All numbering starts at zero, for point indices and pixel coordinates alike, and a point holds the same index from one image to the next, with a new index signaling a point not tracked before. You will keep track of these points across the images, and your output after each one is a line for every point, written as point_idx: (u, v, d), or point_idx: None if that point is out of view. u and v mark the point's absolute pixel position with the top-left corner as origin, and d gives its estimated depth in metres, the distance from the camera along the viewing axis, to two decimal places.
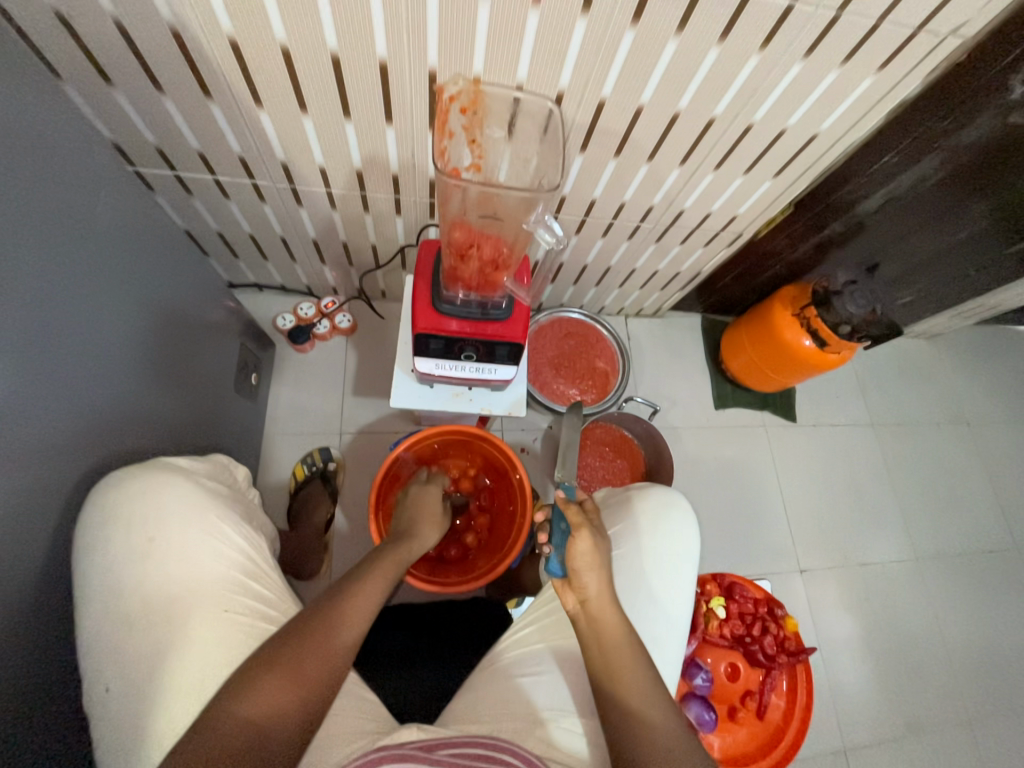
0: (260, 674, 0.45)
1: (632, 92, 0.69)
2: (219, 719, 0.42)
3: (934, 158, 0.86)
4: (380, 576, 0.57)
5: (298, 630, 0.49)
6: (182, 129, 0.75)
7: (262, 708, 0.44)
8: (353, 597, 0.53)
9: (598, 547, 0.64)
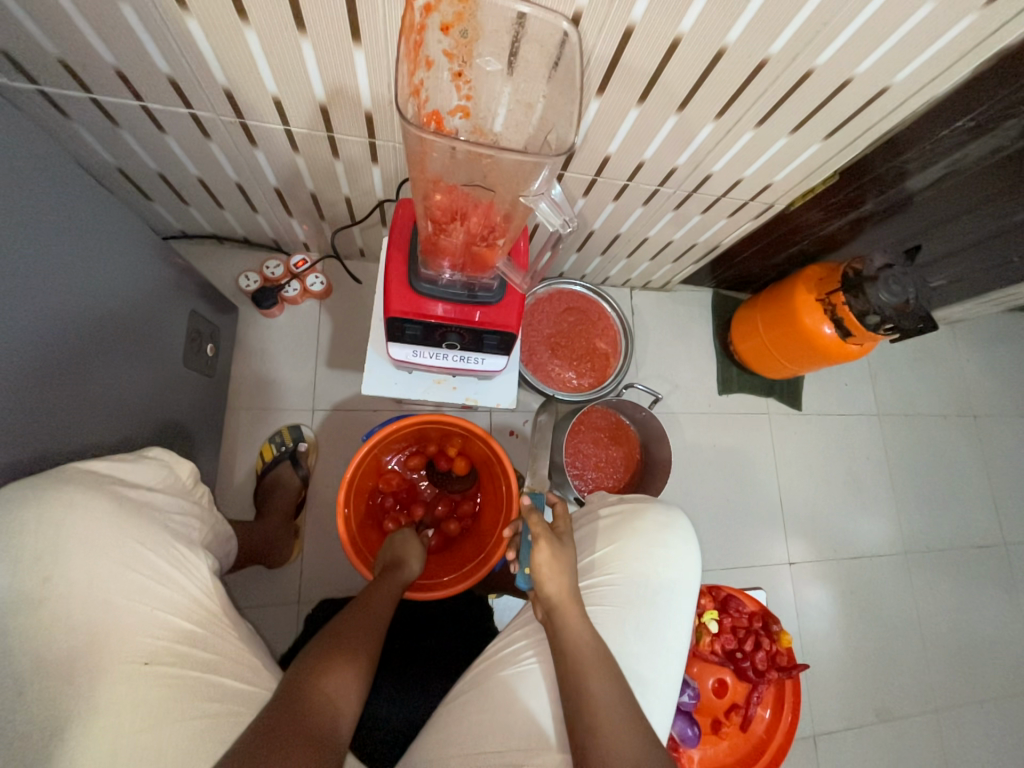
0: (329, 655, 0.49)
1: (670, 17, 0.53)
2: (303, 691, 0.46)
3: (1014, 126, 0.72)
4: (389, 587, 0.62)
5: (341, 625, 0.53)
6: (91, 38, 0.59)
7: (337, 685, 0.47)
8: (376, 603, 0.58)
9: (558, 555, 0.57)
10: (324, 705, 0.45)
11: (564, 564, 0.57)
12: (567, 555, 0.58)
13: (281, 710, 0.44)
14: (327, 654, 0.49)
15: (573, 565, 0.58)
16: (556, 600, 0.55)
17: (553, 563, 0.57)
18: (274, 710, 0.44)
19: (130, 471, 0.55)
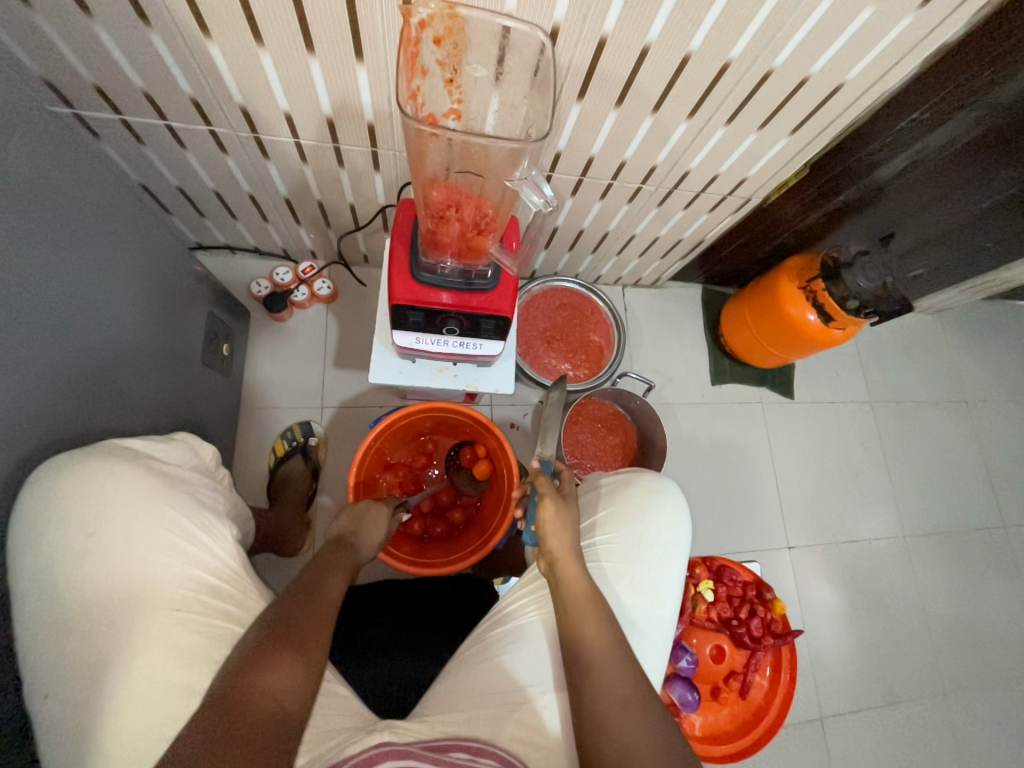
0: (269, 648, 0.46)
1: (638, 28, 0.60)
2: (241, 690, 0.43)
3: (967, 117, 0.78)
4: (341, 564, 0.58)
5: (284, 612, 0.50)
6: (123, 65, 0.66)
7: (280, 679, 0.45)
8: (323, 585, 0.54)
9: (562, 514, 0.62)
10: (269, 700, 0.43)
11: (566, 520, 0.62)
12: (570, 512, 0.63)
13: (217, 714, 0.42)
14: (266, 647, 0.46)
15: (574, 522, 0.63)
16: (557, 552, 0.60)
17: (557, 521, 0.61)
18: (211, 711, 0.42)
19: (161, 451, 0.60)
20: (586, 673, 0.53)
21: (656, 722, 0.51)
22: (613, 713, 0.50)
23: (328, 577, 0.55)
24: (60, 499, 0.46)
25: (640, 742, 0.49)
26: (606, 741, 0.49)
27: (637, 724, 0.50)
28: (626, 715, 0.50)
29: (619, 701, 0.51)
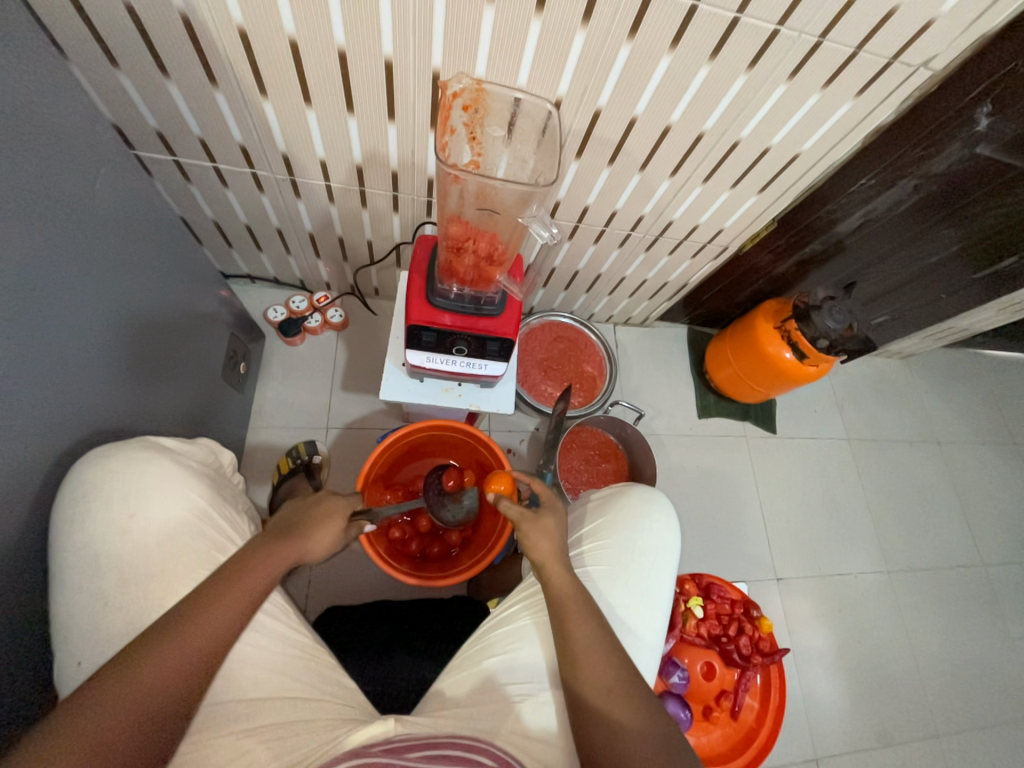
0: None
1: (628, 104, 0.72)
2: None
3: (907, 184, 0.91)
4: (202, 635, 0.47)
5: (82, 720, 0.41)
6: (185, 115, 0.76)
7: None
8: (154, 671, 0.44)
9: (541, 521, 0.64)
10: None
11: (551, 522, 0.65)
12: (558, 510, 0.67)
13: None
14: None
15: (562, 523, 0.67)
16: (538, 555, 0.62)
17: (537, 530, 0.63)
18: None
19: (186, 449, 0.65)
20: (578, 671, 0.55)
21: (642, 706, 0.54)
22: (603, 701, 0.54)
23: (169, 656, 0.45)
24: (106, 480, 0.53)
25: (629, 726, 0.53)
26: (598, 724, 0.53)
27: (626, 710, 0.53)
28: (614, 702, 0.54)
29: (604, 690, 0.54)
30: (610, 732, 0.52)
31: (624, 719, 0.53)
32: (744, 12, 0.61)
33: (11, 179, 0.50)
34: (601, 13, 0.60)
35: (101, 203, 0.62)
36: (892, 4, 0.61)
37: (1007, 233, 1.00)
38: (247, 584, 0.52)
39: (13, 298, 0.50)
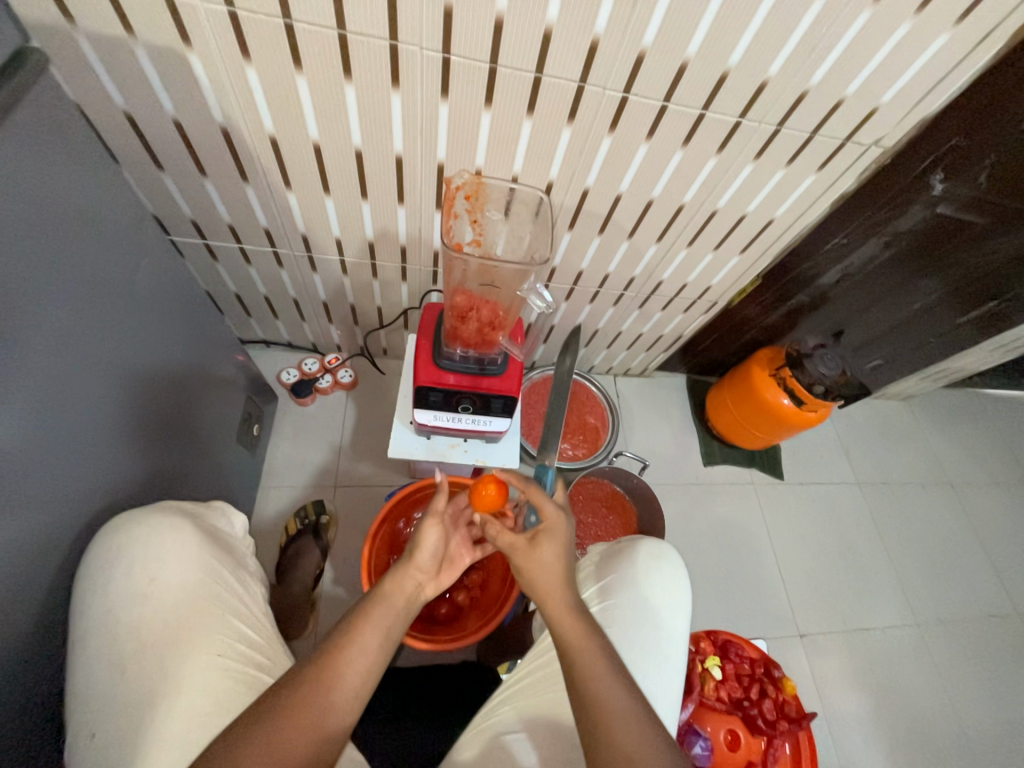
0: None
1: (613, 182, 0.80)
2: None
3: (879, 240, 0.98)
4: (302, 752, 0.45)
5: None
6: (217, 206, 0.84)
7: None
8: (286, 736, 0.45)
9: (538, 551, 0.60)
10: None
11: (554, 552, 0.60)
12: (559, 532, 0.62)
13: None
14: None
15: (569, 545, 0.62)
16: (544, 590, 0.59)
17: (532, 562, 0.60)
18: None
19: (202, 515, 0.67)
20: (595, 726, 0.51)
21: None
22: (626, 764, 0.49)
23: (299, 721, 0.46)
24: (129, 551, 0.55)
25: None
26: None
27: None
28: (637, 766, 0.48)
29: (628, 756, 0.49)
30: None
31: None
32: (709, 108, 0.70)
33: (76, 272, 0.56)
34: (584, 113, 0.69)
35: (142, 288, 0.69)
36: (839, 98, 0.69)
37: (981, 281, 1.05)
38: (359, 640, 0.52)
39: (65, 375, 0.55)
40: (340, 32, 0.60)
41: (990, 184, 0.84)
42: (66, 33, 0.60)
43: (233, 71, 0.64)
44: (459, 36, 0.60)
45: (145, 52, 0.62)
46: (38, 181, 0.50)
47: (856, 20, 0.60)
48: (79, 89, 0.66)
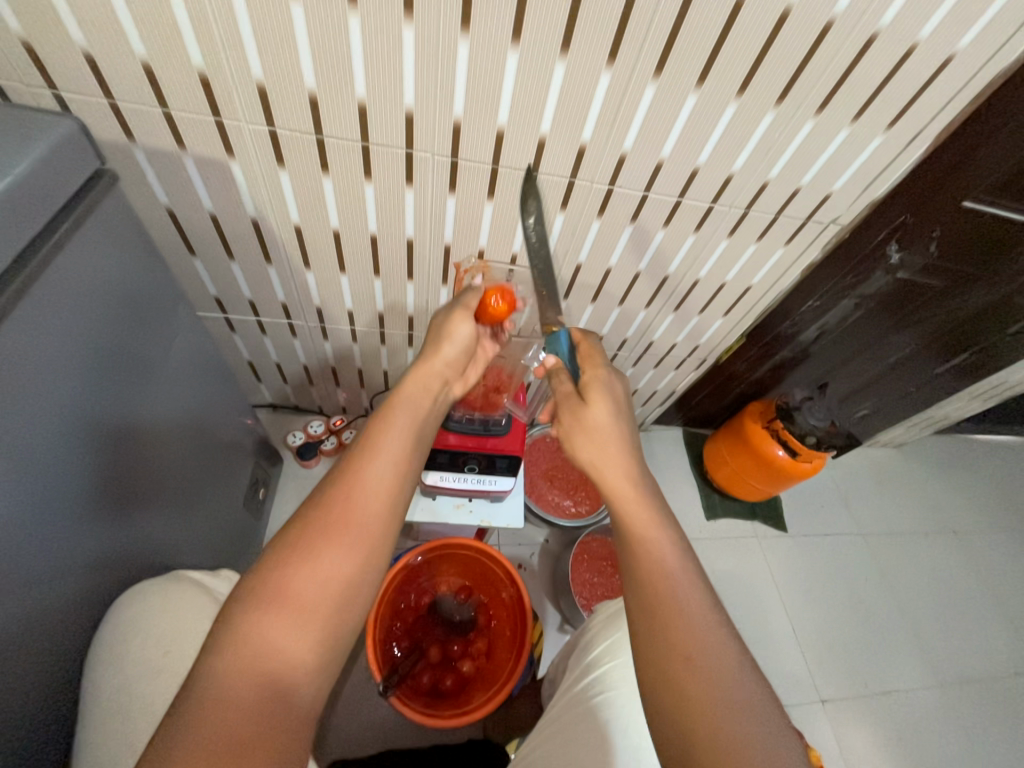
0: (249, 634, 0.43)
1: (603, 257, 0.89)
2: (215, 693, 0.39)
3: (849, 302, 1.06)
4: (272, 664, 0.42)
5: (266, 590, 0.45)
6: (240, 284, 0.92)
7: (272, 668, 0.42)
8: (324, 548, 0.48)
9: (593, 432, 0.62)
10: (255, 710, 0.40)
11: (598, 411, 0.62)
12: (604, 401, 0.63)
13: (180, 718, 0.38)
14: (241, 646, 0.42)
15: (615, 409, 0.64)
16: (586, 444, 0.62)
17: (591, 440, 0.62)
18: (189, 691, 0.40)
19: (213, 583, 0.69)
20: (647, 589, 0.52)
21: (725, 668, 0.47)
22: (681, 643, 0.48)
23: (337, 538, 0.49)
24: (145, 617, 0.57)
25: (711, 677, 0.46)
26: (669, 658, 0.48)
27: (710, 673, 0.47)
28: (689, 645, 0.48)
29: (683, 655, 0.48)
30: (686, 681, 0.47)
31: (703, 683, 0.46)
32: (684, 195, 0.79)
33: (124, 352, 0.62)
34: (575, 202, 0.79)
35: (174, 364, 0.73)
36: (796, 186, 0.79)
37: (949, 335, 1.13)
38: (383, 469, 0.55)
39: (108, 447, 0.59)
40: (363, 143, 0.69)
41: (939, 253, 0.93)
42: (126, 148, 0.69)
43: (268, 174, 0.73)
44: (465, 145, 0.70)
45: (192, 161, 0.71)
46: (96, 278, 0.56)
47: (802, 129, 0.71)
48: (130, 191, 0.74)
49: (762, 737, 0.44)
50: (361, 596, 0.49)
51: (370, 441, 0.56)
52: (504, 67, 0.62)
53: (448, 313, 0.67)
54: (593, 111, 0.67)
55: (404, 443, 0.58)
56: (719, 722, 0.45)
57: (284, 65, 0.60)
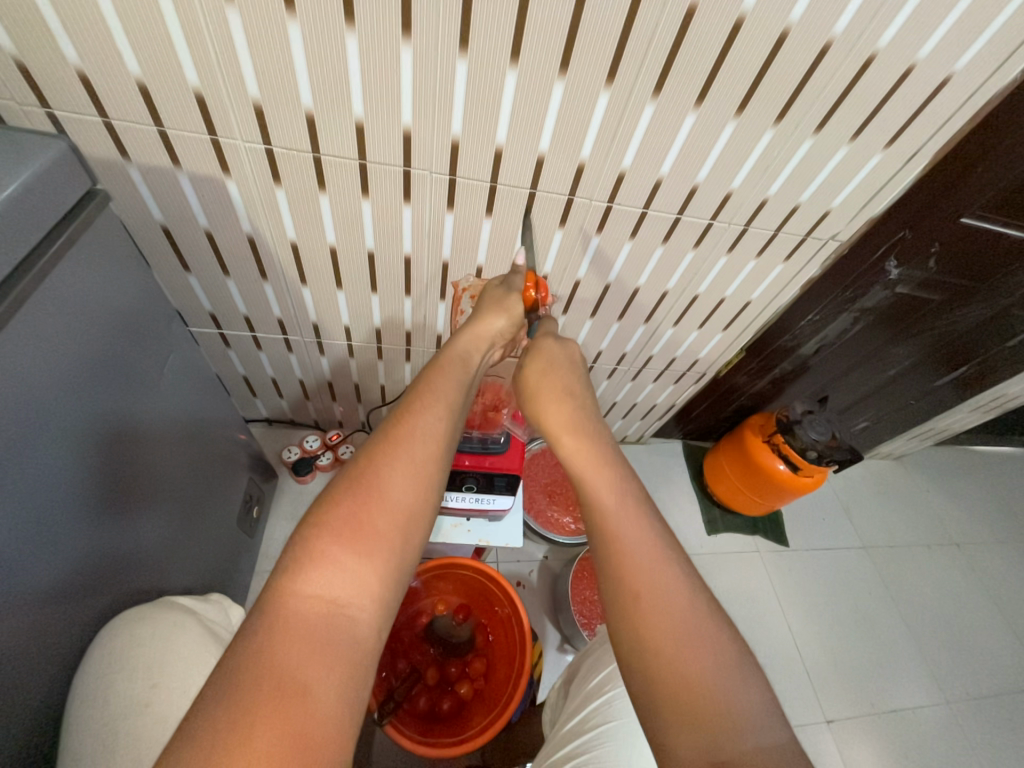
0: (322, 555, 0.39)
1: (602, 272, 0.89)
2: (287, 618, 0.36)
3: (848, 316, 1.05)
4: (313, 649, 0.35)
5: (335, 510, 0.42)
6: (236, 301, 0.90)
7: (342, 593, 0.38)
8: (392, 475, 0.45)
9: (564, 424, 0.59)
10: (327, 636, 0.36)
11: (540, 362, 0.62)
12: (547, 349, 0.63)
13: (250, 644, 0.35)
14: (279, 625, 0.36)
15: (563, 358, 0.63)
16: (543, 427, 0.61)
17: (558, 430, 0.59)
18: (257, 617, 0.36)
19: (204, 609, 0.68)
20: (596, 529, 0.51)
21: (673, 591, 0.46)
22: (633, 573, 0.47)
23: (403, 465, 0.46)
24: (131, 648, 0.55)
25: (659, 613, 0.45)
26: (617, 594, 0.47)
27: (658, 602, 0.45)
28: (637, 577, 0.47)
29: (632, 592, 0.46)
30: (639, 621, 0.45)
31: (653, 617, 0.45)
32: (683, 212, 0.79)
33: (118, 372, 0.61)
34: (574, 218, 0.78)
35: (166, 383, 0.72)
36: (795, 202, 0.79)
37: (949, 347, 1.13)
38: (444, 408, 0.52)
39: (101, 468, 0.58)
40: (361, 161, 0.69)
41: (938, 268, 0.93)
42: (120, 165, 0.68)
43: (264, 191, 0.72)
44: (464, 162, 0.69)
45: (187, 178, 0.70)
46: (90, 297, 0.55)
47: (800, 147, 0.71)
48: (124, 208, 0.74)
49: (717, 671, 0.43)
50: (425, 529, 0.45)
51: (428, 384, 0.54)
52: (503, 86, 0.61)
53: (506, 292, 0.68)
54: (592, 130, 0.67)
55: (460, 389, 0.56)
56: (675, 654, 0.43)
57: (280, 85, 0.60)
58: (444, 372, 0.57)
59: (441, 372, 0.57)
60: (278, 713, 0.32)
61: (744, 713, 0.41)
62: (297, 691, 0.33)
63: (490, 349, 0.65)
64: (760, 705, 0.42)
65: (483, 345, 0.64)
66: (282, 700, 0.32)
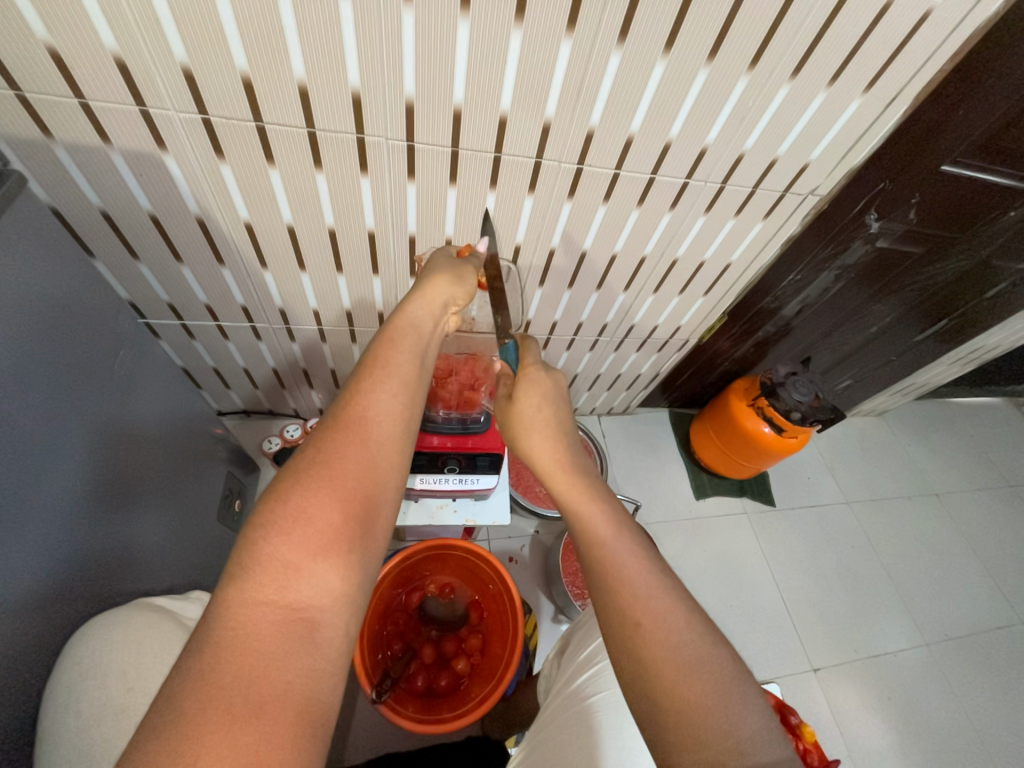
0: (269, 558, 0.37)
1: (577, 239, 0.85)
2: (235, 631, 0.34)
3: (830, 274, 1.04)
4: (267, 663, 0.33)
5: (283, 508, 0.39)
6: (194, 288, 0.85)
7: (298, 597, 0.37)
8: (344, 463, 0.43)
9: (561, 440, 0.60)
10: (285, 642, 0.35)
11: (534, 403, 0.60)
12: (537, 382, 0.61)
13: (195, 664, 0.32)
14: (225, 640, 0.34)
15: (554, 401, 0.61)
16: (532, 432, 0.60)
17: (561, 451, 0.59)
18: (202, 637, 0.34)
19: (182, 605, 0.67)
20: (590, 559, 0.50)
21: (676, 636, 0.44)
22: (629, 601, 0.46)
23: (357, 455, 0.44)
24: (98, 656, 0.53)
25: (659, 635, 0.44)
26: (615, 622, 0.46)
27: (659, 627, 0.44)
28: (636, 604, 0.45)
29: (632, 620, 0.45)
30: (638, 647, 0.44)
31: (653, 642, 0.43)
32: (657, 171, 0.75)
33: (66, 368, 0.57)
34: (544, 182, 0.74)
35: (124, 378, 0.68)
36: (772, 157, 0.76)
37: (928, 300, 1.12)
38: (398, 383, 0.51)
39: (58, 470, 0.54)
40: (310, 130, 0.64)
41: (919, 219, 0.91)
42: (43, 144, 0.62)
43: (207, 166, 0.67)
44: (422, 126, 0.65)
45: (120, 155, 0.65)
46: (26, 295, 0.52)
47: (776, 95, 0.67)
48: (57, 193, 0.68)
49: (717, 692, 0.41)
50: (383, 519, 0.44)
51: (380, 364, 0.52)
52: (455, 38, 0.56)
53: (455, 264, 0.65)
54: (556, 85, 0.62)
55: (414, 361, 0.54)
56: (685, 689, 0.41)
57: (210, 46, 0.54)
58: (394, 343, 0.54)
59: (392, 345, 0.54)
60: (227, 734, 0.30)
61: (748, 735, 0.40)
62: (250, 712, 0.31)
63: (443, 316, 0.62)
64: (760, 725, 0.41)
65: (440, 315, 0.61)
66: (233, 721, 0.31)
